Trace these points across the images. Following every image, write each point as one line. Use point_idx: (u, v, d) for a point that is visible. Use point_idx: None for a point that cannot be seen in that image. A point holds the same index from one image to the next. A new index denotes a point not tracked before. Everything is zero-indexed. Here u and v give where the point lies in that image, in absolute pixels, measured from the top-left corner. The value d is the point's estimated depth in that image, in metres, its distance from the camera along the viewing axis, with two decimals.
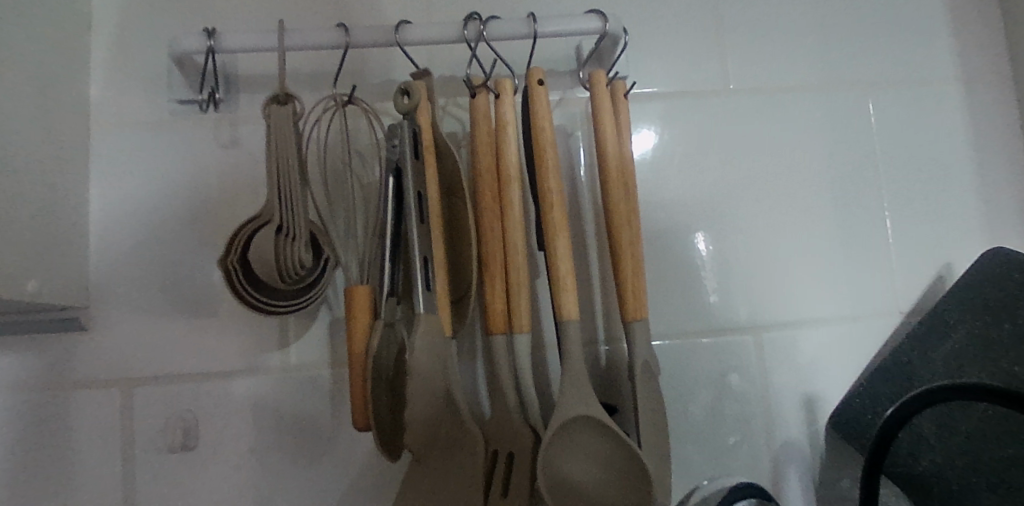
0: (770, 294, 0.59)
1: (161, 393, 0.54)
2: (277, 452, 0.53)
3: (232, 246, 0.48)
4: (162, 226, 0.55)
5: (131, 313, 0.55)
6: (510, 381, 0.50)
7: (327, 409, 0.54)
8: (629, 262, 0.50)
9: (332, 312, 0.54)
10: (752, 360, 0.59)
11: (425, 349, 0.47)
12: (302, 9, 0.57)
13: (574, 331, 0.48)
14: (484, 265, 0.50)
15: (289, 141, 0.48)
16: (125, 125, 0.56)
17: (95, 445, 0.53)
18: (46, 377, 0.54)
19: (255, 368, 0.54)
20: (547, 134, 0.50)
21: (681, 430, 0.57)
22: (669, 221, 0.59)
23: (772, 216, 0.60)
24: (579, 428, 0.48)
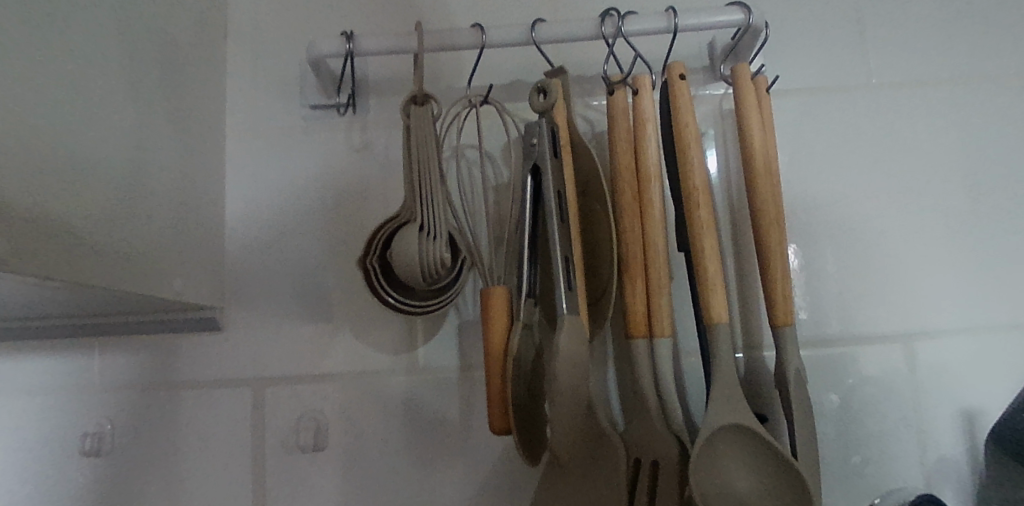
0: (907, 304, 0.55)
1: (290, 393, 0.54)
2: (407, 455, 0.52)
3: (372, 246, 0.48)
4: (293, 229, 0.56)
5: (261, 315, 0.55)
6: (651, 387, 0.48)
7: (456, 414, 0.52)
8: (778, 262, 0.48)
9: (460, 315, 0.53)
10: (900, 370, 0.54)
11: (569, 352, 0.45)
12: (432, 14, 0.57)
13: (724, 334, 0.46)
14: (624, 265, 0.48)
15: (429, 140, 0.48)
16: (258, 130, 0.57)
17: (227, 448, 0.54)
18: (182, 378, 0.55)
19: (382, 370, 0.53)
20: (691, 129, 0.48)
21: (828, 449, 0.53)
22: (809, 221, 0.55)
23: (893, 224, 0.55)
24: (752, 445, 0.45)
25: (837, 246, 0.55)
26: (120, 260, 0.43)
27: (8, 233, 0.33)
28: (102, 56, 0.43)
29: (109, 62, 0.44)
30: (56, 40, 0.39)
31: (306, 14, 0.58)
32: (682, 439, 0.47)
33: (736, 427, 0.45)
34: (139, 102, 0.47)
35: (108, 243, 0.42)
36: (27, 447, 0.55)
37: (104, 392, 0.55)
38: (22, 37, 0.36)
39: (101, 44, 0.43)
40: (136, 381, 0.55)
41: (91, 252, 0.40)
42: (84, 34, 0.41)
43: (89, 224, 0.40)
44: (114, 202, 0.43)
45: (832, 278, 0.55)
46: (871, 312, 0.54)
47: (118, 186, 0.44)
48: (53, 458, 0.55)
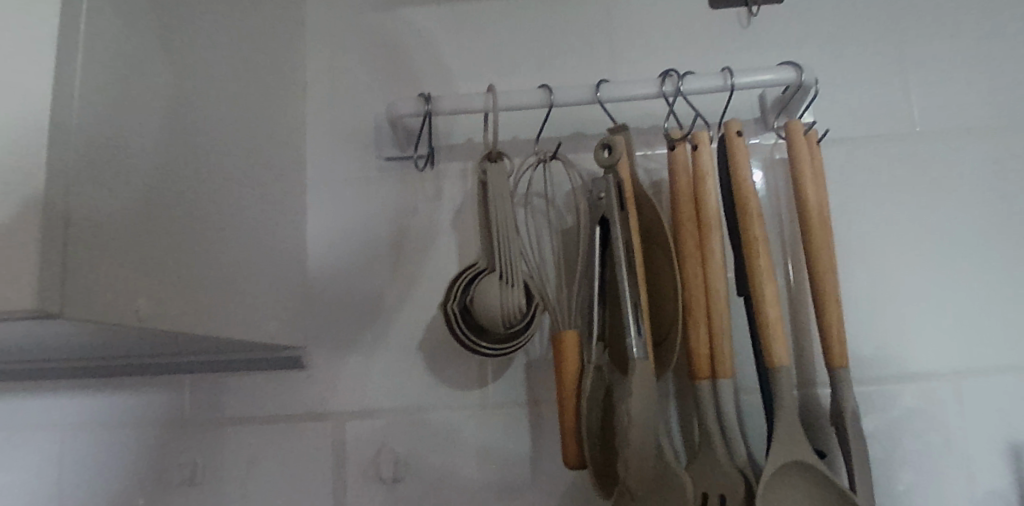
0: (953, 344, 0.57)
1: (369, 426, 0.57)
2: (481, 485, 0.56)
3: (452, 293, 0.52)
4: (370, 273, 0.59)
5: (340, 354, 0.59)
6: (716, 426, 0.51)
7: (526, 447, 0.56)
8: (833, 307, 0.51)
9: (529, 355, 0.57)
10: (948, 406, 0.56)
11: (640, 394, 0.49)
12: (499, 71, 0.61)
13: (787, 377, 0.49)
14: (688, 310, 0.52)
15: (504, 195, 0.52)
16: (336, 180, 0.61)
17: (310, 479, 0.57)
18: (267, 412, 0.58)
19: (456, 405, 0.57)
20: (749, 183, 0.51)
21: (882, 481, 0.55)
22: (858, 263, 0.58)
23: (937, 265, 0.58)
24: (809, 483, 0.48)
25: (884, 287, 0.58)
26: (233, 301, 0.48)
27: (158, 298, 0.39)
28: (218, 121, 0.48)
29: (219, 128, 0.48)
30: (186, 111, 0.44)
31: (381, 72, 0.63)
32: (747, 474, 0.49)
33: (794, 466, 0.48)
34: (240, 160, 0.51)
35: (224, 287, 0.47)
36: (126, 475, 0.59)
37: (195, 425, 0.59)
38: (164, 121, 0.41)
39: (220, 108, 0.48)
40: (225, 415, 0.59)
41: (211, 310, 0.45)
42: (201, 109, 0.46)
43: (212, 282, 0.46)
44: (225, 256, 0.48)
45: (882, 317, 0.57)
46: (920, 350, 0.57)
47: (235, 249, 0.49)
48: (149, 486, 0.59)
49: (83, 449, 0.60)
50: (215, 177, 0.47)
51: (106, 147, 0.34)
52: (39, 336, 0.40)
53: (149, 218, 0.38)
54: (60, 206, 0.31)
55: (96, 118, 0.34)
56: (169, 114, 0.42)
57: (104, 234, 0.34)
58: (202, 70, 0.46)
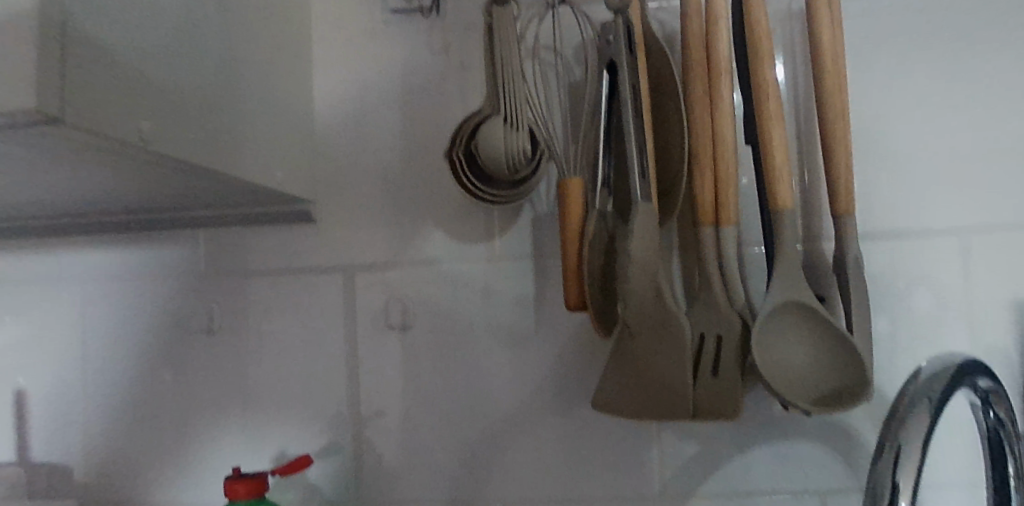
0: (966, 203, 0.56)
1: (379, 278, 0.59)
2: (486, 333, 0.58)
3: (457, 138, 0.52)
4: (378, 130, 0.59)
5: (349, 208, 0.59)
6: (716, 270, 0.51)
7: (531, 297, 0.57)
8: (842, 152, 0.50)
9: (535, 207, 0.57)
10: (953, 264, 0.56)
11: (641, 235, 0.49)
12: None
13: (790, 219, 0.49)
14: (694, 156, 0.51)
15: (511, 39, 0.51)
16: (343, 35, 0.60)
17: (322, 329, 0.59)
18: (280, 264, 0.60)
19: (463, 257, 0.58)
20: (763, 24, 0.50)
21: (878, 334, 0.57)
22: (874, 120, 0.57)
23: (958, 123, 0.56)
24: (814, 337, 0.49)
25: (899, 144, 0.57)
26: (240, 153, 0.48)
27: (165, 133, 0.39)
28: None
29: None
30: None
31: None
32: (743, 314, 0.51)
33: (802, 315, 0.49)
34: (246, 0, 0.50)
35: (228, 135, 0.47)
36: (147, 325, 0.62)
37: (211, 279, 0.61)
38: None
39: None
40: (240, 269, 0.61)
41: (220, 150, 0.45)
42: None
43: (220, 122, 0.46)
44: (233, 95, 0.48)
45: (894, 174, 0.57)
46: (930, 208, 0.56)
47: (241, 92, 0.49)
48: (171, 334, 0.62)
49: (106, 301, 0.63)
50: (222, 14, 0.46)
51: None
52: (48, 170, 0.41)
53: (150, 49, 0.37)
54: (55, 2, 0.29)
55: None
56: None
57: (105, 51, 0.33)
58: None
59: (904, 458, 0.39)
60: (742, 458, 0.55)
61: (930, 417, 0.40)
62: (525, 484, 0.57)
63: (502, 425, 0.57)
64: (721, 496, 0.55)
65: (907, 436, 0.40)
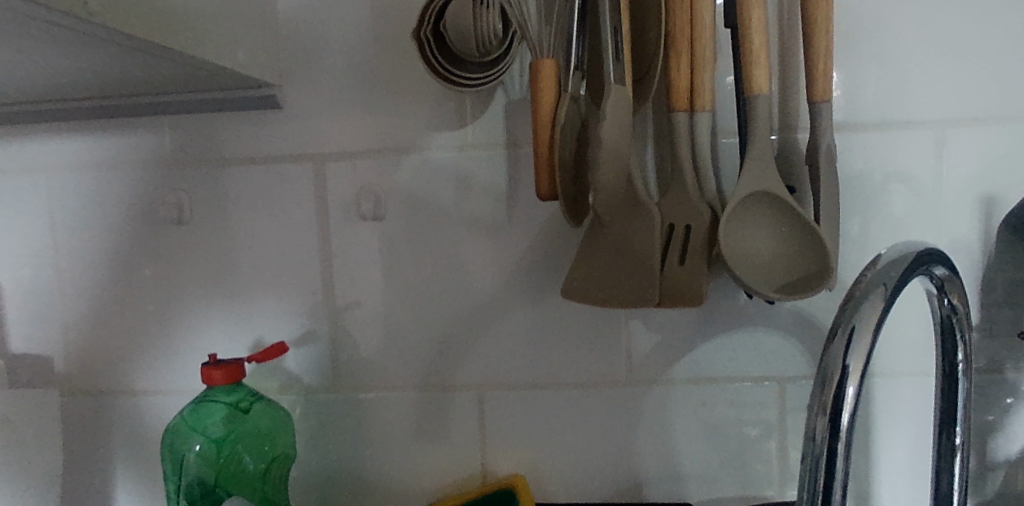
0: (946, 95, 0.55)
1: (350, 167, 0.58)
2: (459, 223, 0.57)
3: (425, 18, 0.49)
4: (345, 10, 0.57)
5: (317, 95, 0.58)
6: (688, 159, 0.51)
7: (504, 187, 0.56)
8: (823, 37, 0.48)
9: (508, 94, 0.55)
10: (927, 157, 0.55)
11: (613, 120, 0.48)
12: None
13: (764, 105, 0.48)
14: (671, 39, 0.49)
15: None
16: None
17: (294, 219, 0.59)
18: (249, 153, 0.59)
19: (435, 146, 0.57)
20: None
21: (848, 228, 0.57)
22: (861, 6, 0.55)
23: (947, 9, 0.54)
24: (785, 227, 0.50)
25: (885, 31, 0.55)
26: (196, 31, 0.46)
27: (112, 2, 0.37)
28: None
29: None
30: None
31: None
32: (713, 205, 0.51)
33: (779, 202, 0.49)
34: None
35: (183, 11, 0.44)
36: (116, 216, 0.61)
37: (178, 168, 0.60)
38: None
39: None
40: (207, 158, 0.59)
41: (174, 26, 0.43)
42: None
43: None
44: None
45: (876, 64, 0.55)
46: (909, 99, 0.55)
47: None
48: (142, 224, 0.61)
49: (72, 192, 0.62)
50: None
51: None
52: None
53: None
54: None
55: None
56: None
57: None
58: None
59: (856, 339, 0.40)
60: (705, 346, 0.57)
61: (884, 301, 0.40)
62: (497, 369, 0.59)
63: (475, 314, 0.58)
64: (684, 381, 0.57)
65: (859, 319, 0.40)
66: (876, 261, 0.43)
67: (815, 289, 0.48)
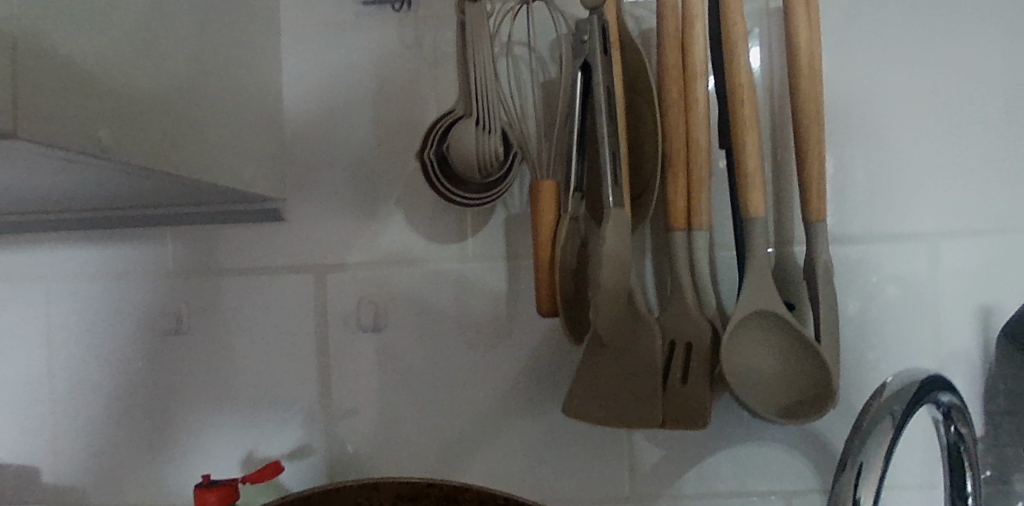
0: (935, 208, 0.56)
1: (351, 278, 0.58)
2: (459, 334, 0.57)
3: (429, 140, 0.51)
4: (348, 126, 0.58)
5: (320, 207, 0.58)
6: (688, 276, 0.51)
7: (504, 299, 0.57)
8: (815, 160, 0.50)
9: (508, 209, 0.56)
10: (922, 268, 0.56)
11: (613, 241, 0.49)
12: None
13: (761, 227, 0.49)
14: (668, 161, 0.51)
15: (484, 37, 0.50)
16: (310, 27, 0.58)
17: (293, 327, 0.59)
18: (251, 264, 0.59)
19: (436, 258, 0.57)
20: (740, 29, 0.49)
21: (848, 338, 0.57)
22: (849, 123, 0.57)
23: (932, 127, 0.56)
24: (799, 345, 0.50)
25: (873, 148, 0.56)
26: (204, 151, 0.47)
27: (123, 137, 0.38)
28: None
29: None
30: None
31: None
32: (714, 322, 0.51)
33: (786, 323, 0.49)
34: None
35: (191, 139, 0.45)
36: (116, 325, 0.61)
37: (179, 277, 0.60)
38: None
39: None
40: (209, 268, 0.60)
41: (182, 153, 0.44)
42: None
43: (183, 122, 0.45)
44: (195, 93, 0.46)
45: (867, 179, 0.56)
46: (901, 212, 0.56)
47: (203, 91, 0.47)
48: (141, 333, 0.61)
49: (71, 298, 0.62)
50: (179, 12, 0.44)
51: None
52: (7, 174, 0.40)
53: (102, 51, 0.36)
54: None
55: None
56: None
57: (54, 59, 0.32)
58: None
59: None
60: (707, 462, 0.56)
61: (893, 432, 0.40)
62: (498, 483, 0.57)
63: (476, 426, 0.57)
64: (689, 497, 0.56)
65: None
66: (882, 389, 0.43)
67: (819, 413, 0.48)
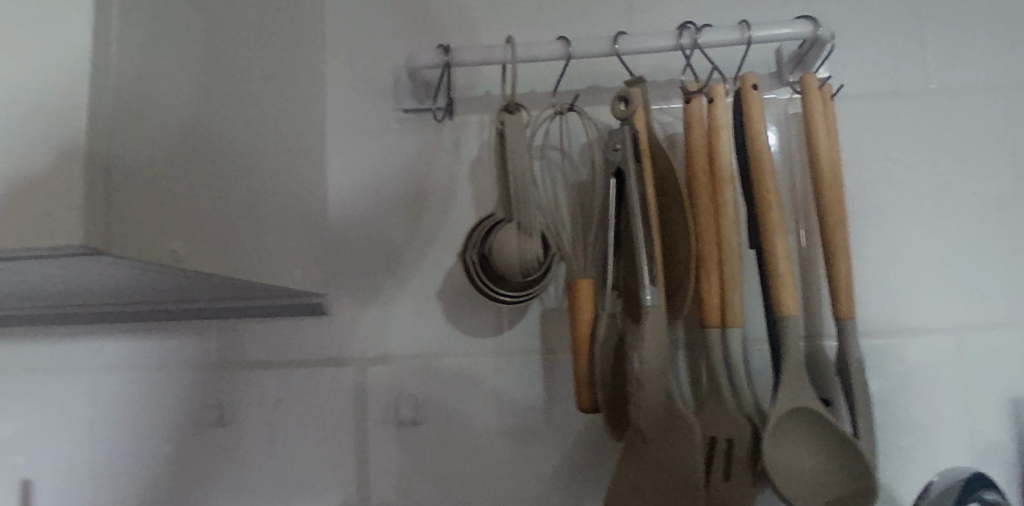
0: (959, 301, 0.58)
1: (389, 372, 0.60)
2: (496, 429, 0.58)
3: (471, 243, 0.54)
4: (390, 224, 0.61)
5: (361, 302, 0.61)
6: (724, 372, 0.52)
7: (541, 392, 0.58)
8: (842, 259, 0.52)
9: (543, 304, 0.58)
10: (951, 361, 0.57)
11: (652, 340, 0.50)
12: (524, 24, 0.61)
13: (795, 325, 0.50)
14: (701, 261, 0.53)
15: (522, 144, 0.52)
16: (355, 132, 0.62)
17: (332, 421, 0.60)
18: (293, 357, 0.61)
19: (473, 352, 0.59)
20: (764, 138, 0.52)
21: (885, 432, 0.57)
22: (871, 219, 0.59)
23: (950, 223, 0.59)
24: (835, 428, 0.50)
25: (896, 243, 0.59)
26: (263, 254, 0.50)
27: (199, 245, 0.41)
28: (249, 78, 0.49)
29: (246, 75, 0.49)
30: (214, 83, 0.44)
31: (399, 25, 0.63)
32: (751, 418, 0.51)
33: (823, 418, 0.50)
34: (265, 111, 0.51)
35: (250, 245, 0.48)
36: (158, 418, 0.62)
37: (221, 369, 0.62)
38: (200, 91, 0.42)
39: (247, 62, 0.49)
40: (250, 360, 0.61)
41: (243, 257, 0.47)
42: (227, 60, 0.46)
43: (245, 226, 0.47)
44: (256, 201, 0.49)
45: (892, 273, 0.58)
46: (926, 305, 0.58)
47: (264, 195, 0.50)
48: (181, 426, 0.62)
49: (115, 390, 0.63)
50: (246, 129, 0.48)
51: (143, 120, 0.35)
52: (89, 279, 0.43)
53: (184, 170, 0.40)
54: (101, 149, 0.32)
55: (128, 76, 0.34)
56: (200, 69, 0.42)
57: (144, 175, 0.36)
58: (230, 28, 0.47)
59: None
60: None
61: None
62: None
63: None
64: None
65: None
66: (929, 487, 0.45)
67: None
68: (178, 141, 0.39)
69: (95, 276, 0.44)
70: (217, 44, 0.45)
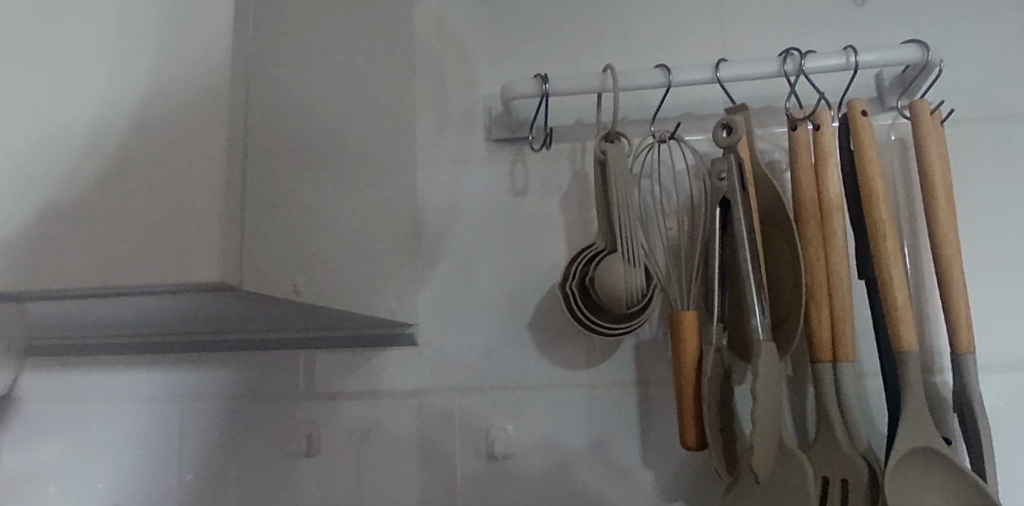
0: None
1: (477, 404, 0.59)
2: (588, 464, 0.57)
3: (571, 274, 0.53)
4: (479, 254, 0.60)
5: (450, 333, 0.60)
6: (837, 410, 0.50)
7: (635, 427, 0.56)
8: (961, 292, 0.50)
9: (639, 336, 0.57)
10: None
11: (766, 378, 0.48)
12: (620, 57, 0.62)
13: (915, 361, 0.48)
14: (811, 293, 0.51)
15: (625, 174, 0.52)
16: (445, 161, 0.62)
17: (418, 453, 0.59)
18: (380, 387, 0.60)
19: (565, 385, 0.58)
20: (876, 165, 0.50)
21: (1009, 476, 0.53)
22: (982, 250, 0.57)
23: None
24: (963, 472, 0.47)
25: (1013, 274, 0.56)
26: (366, 285, 0.50)
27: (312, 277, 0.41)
28: (358, 110, 0.50)
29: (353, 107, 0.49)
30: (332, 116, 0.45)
31: (491, 56, 0.63)
32: (869, 460, 0.49)
33: (948, 461, 0.47)
34: (370, 142, 0.52)
35: (356, 276, 0.48)
36: (241, 446, 0.62)
37: (309, 398, 0.61)
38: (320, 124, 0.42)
39: (354, 94, 0.49)
40: (337, 390, 0.61)
41: (348, 289, 0.46)
42: (342, 94, 0.47)
43: (349, 259, 0.47)
44: (361, 231, 0.49)
45: (1009, 306, 0.55)
46: None
47: (367, 220, 0.50)
48: (264, 455, 0.61)
49: (200, 417, 0.63)
50: (355, 161, 0.48)
51: (274, 156, 0.36)
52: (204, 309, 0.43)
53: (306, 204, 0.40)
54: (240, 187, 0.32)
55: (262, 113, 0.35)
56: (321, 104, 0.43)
57: (277, 209, 0.36)
58: (342, 61, 0.47)
59: None
60: None
61: None
62: None
63: None
64: None
65: None
66: None
67: None
68: (304, 176, 0.39)
69: (208, 308, 0.44)
70: (334, 79, 0.45)
